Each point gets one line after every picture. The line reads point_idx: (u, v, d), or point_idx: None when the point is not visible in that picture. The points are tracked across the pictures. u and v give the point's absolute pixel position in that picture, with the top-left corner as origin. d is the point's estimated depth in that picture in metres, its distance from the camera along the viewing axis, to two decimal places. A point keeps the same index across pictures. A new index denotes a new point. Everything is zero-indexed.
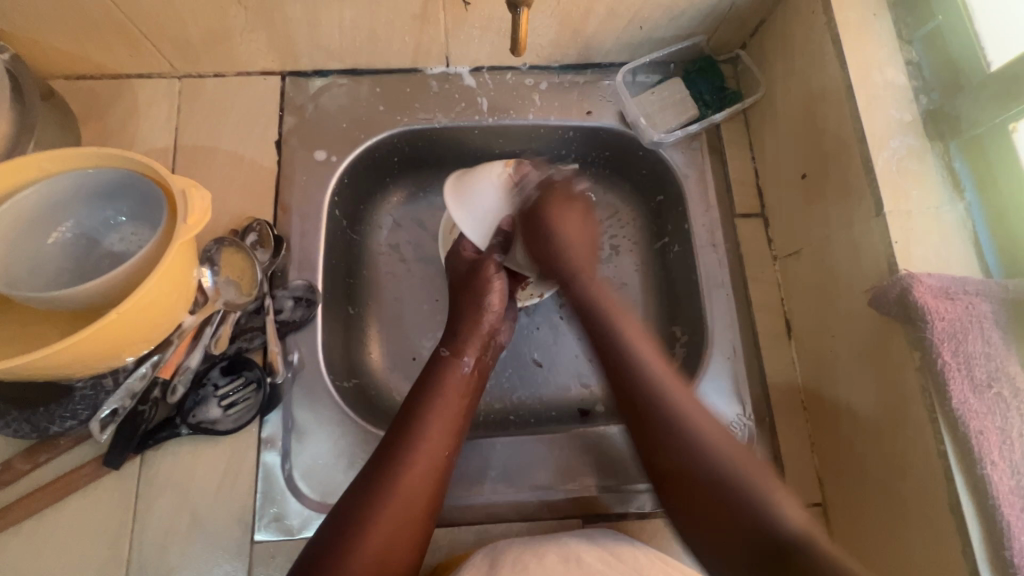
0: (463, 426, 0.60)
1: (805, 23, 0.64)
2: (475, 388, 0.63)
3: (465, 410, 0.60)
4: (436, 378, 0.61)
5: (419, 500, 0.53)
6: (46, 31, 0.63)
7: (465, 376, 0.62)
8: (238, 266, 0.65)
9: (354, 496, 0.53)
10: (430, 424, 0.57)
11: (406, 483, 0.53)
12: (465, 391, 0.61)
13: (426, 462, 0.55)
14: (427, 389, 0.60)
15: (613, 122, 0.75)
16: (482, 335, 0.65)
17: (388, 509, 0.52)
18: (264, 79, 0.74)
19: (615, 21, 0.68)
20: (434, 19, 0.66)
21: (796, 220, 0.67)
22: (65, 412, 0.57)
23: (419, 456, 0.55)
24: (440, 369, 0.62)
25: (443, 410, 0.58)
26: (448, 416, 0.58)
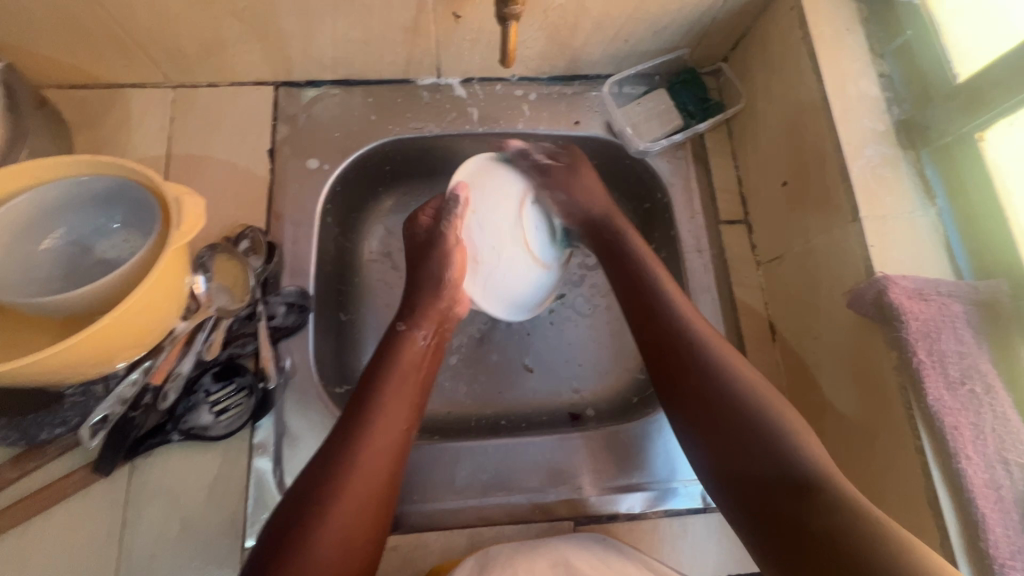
0: (417, 405, 0.59)
1: (783, 36, 0.67)
2: (427, 366, 0.62)
3: (420, 389, 0.60)
4: (391, 357, 0.60)
5: (378, 478, 0.52)
6: (40, 41, 0.64)
7: (420, 355, 0.62)
8: (232, 273, 0.65)
9: (313, 473, 0.51)
10: (386, 402, 0.56)
11: (363, 464, 0.51)
12: (419, 370, 0.61)
13: (382, 444, 0.54)
14: (379, 369, 0.59)
15: (600, 132, 0.77)
16: (438, 308, 0.66)
17: (346, 491, 0.50)
18: (258, 89, 0.75)
19: (602, 34, 0.71)
20: (426, 31, 0.68)
21: (778, 226, 0.69)
22: (54, 419, 0.57)
23: (376, 436, 0.53)
24: (395, 349, 0.61)
25: (397, 388, 0.57)
26: (403, 394, 0.57)
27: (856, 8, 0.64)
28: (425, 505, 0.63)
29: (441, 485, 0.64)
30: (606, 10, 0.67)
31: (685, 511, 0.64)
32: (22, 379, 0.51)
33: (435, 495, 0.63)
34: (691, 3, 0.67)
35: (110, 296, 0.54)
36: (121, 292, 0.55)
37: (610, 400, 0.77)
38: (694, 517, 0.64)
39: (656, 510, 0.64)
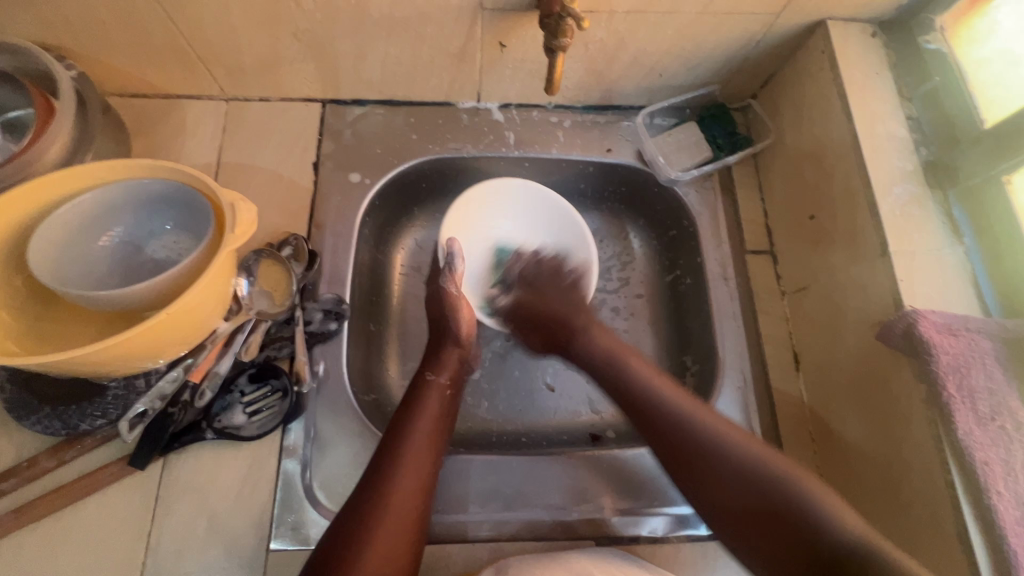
0: (444, 447, 0.61)
1: (811, 77, 0.70)
2: (451, 412, 0.64)
3: (445, 431, 0.62)
4: (414, 406, 0.62)
5: (410, 517, 0.54)
6: (110, 51, 0.68)
7: (445, 401, 0.64)
8: (274, 277, 0.67)
9: (344, 516, 0.52)
10: (415, 448, 0.58)
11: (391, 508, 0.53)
12: (445, 415, 0.63)
13: (410, 489, 0.55)
14: (405, 415, 0.60)
15: (631, 160, 0.80)
16: (453, 355, 0.68)
17: (379, 532, 0.51)
18: (306, 105, 0.79)
19: (639, 67, 0.74)
20: (472, 58, 0.71)
21: (803, 258, 0.71)
22: (95, 411, 0.58)
23: (406, 479, 0.55)
24: (419, 397, 0.62)
25: (427, 432, 0.59)
26: (431, 436, 0.59)
27: (885, 54, 0.67)
28: (447, 515, 0.63)
29: (465, 497, 0.64)
30: (644, 45, 0.70)
31: (707, 537, 0.64)
32: (73, 368, 0.53)
33: (458, 507, 0.64)
34: (725, 43, 0.70)
35: (164, 293, 0.56)
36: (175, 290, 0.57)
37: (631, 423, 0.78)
38: (716, 543, 0.63)
39: (678, 535, 0.64)
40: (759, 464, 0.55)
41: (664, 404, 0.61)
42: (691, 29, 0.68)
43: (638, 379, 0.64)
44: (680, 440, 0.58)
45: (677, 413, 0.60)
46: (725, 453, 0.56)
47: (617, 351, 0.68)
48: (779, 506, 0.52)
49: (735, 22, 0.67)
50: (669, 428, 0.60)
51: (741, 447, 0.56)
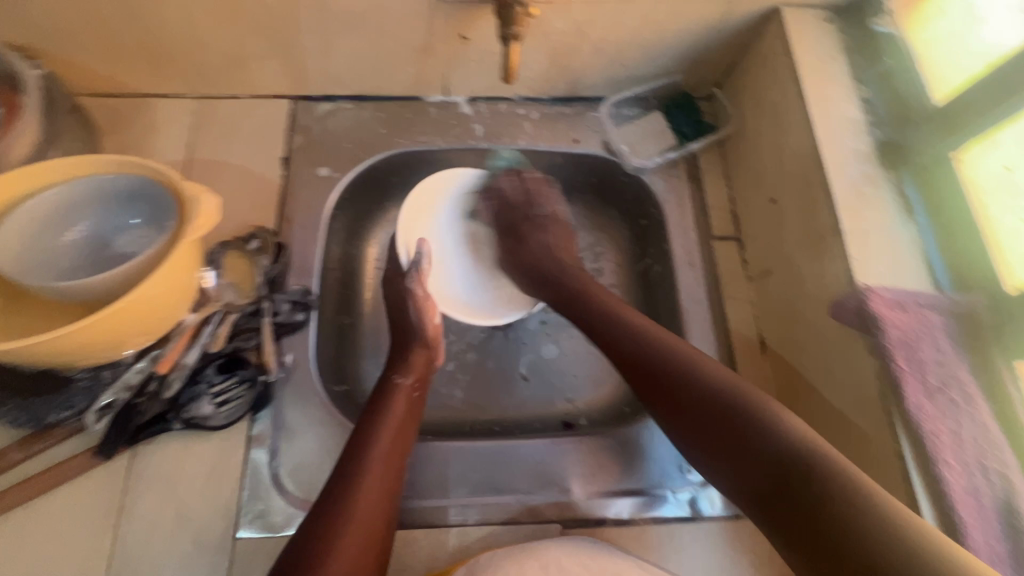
0: (409, 450, 0.60)
1: (769, 62, 0.71)
2: (416, 414, 0.64)
3: (411, 433, 0.61)
4: (383, 405, 0.61)
5: (375, 521, 0.53)
6: (77, 51, 0.69)
7: (413, 401, 0.64)
8: (241, 270, 0.69)
9: (311, 520, 0.51)
10: (382, 451, 0.57)
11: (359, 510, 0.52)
12: (411, 417, 0.62)
13: (380, 487, 0.55)
14: (373, 417, 0.60)
15: (598, 149, 0.81)
16: (419, 357, 0.67)
17: (347, 535, 0.50)
18: (275, 101, 0.80)
19: (601, 57, 0.75)
20: (435, 51, 0.72)
21: (766, 243, 0.72)
22: (62, 404, 0.59)
23: (375, 476, 0.55)
24: (387, 397, 0.62)
25: (393, 434, 0.59)
26: (397, 439, 0.59)
27: (840, 38, 0.68)
28: (415, 501, 0.63)
29: (432, 484, 0.65)
30: (603, 34, 0.71)
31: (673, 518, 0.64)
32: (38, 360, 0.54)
33: (425, 493, 0.64)
34: (684, 31, 0.71)
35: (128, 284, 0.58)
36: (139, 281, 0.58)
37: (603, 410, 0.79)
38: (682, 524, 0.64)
39: (644, 517, 0.64)
40: (724, 377, 0.53)
41: (628, 318, 0.62)
42: (648, 17, 0.69)
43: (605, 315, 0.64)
44: (649, 365, 0.57)
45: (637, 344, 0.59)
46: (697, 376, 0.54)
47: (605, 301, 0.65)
48: (743, 403, 0.50)
49: (691, 9, 0.68)
50: (638, 341, 0.59)
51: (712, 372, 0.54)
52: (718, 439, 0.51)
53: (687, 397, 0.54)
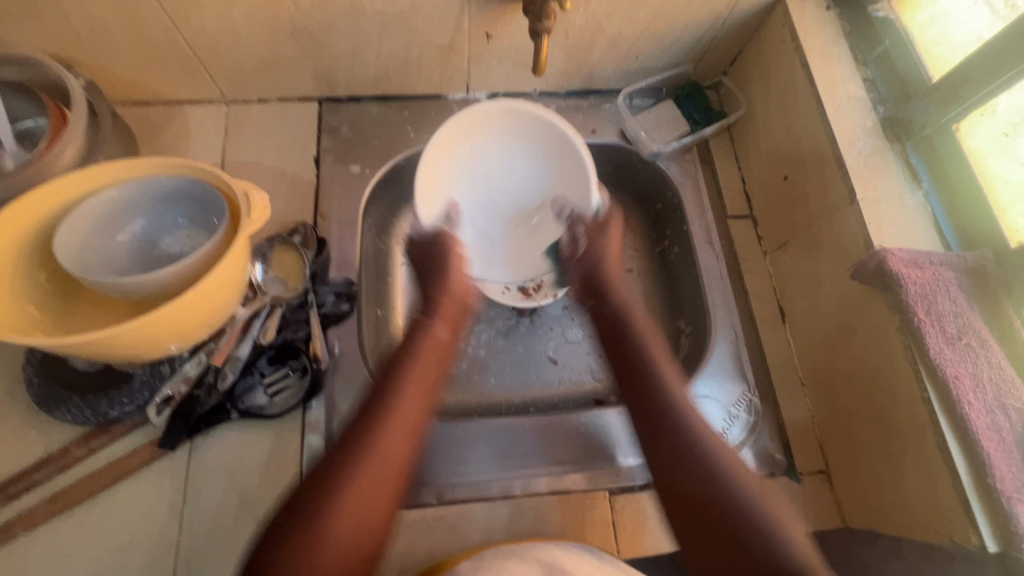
0: (437, 395, 0.58)
1: (775, 49, 0.75)
2: (447, 360, 0.62)
3: (440, 376, 0.59)
4: (411, 352, 0.61)
5: (394, 463, 0.51)
6: (115, 60, 0.71)
7: (440, 346, 0.62)
8: (287, 264, 0.71)
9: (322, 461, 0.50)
10: (406, 392, 0.55)
11: (377, 450, 0.50)
12: (439, 361, 0.61)
13: (399, 435, 0.52)
14: (400, 359, 0.59)
15: (615, 139, 0.85)
16: (450, 303, 0.67)
17: (359, 476, 0.49)
18: (304, 104, 0.82)
19: (616, 50, 0.79)
20: (460, 49, 0.76)
21: (781, 219, 0.77)
22: (123, 398, 0.61)
23: (396, 420, 0.53)
24: (414, 341, 0.62)
25: (418, 377, 0.57)
26: (424, 382, 0.57)
27: (840, 24, 0.73)
28: (467, 476, 0.66)
29: (481, 459, 0.68)
30: (619, 29, 0.75)
31: None
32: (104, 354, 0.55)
33: (478, 469, 0.67)
34: (693, 23, 0.76)
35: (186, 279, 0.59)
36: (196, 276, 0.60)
37: None
38: None
39: None
40: (721, 460, 0.52)
41: (649, 369, 0.61)
42: (661, 11, 0.73)
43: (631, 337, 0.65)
44: (648, 402, 0.58)
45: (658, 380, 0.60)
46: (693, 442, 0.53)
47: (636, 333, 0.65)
48: (736, 530, 0.47)
49: (701, 1, 0.72)
50: (655, 398, 0.58)
51: (680, 401, 0.57)
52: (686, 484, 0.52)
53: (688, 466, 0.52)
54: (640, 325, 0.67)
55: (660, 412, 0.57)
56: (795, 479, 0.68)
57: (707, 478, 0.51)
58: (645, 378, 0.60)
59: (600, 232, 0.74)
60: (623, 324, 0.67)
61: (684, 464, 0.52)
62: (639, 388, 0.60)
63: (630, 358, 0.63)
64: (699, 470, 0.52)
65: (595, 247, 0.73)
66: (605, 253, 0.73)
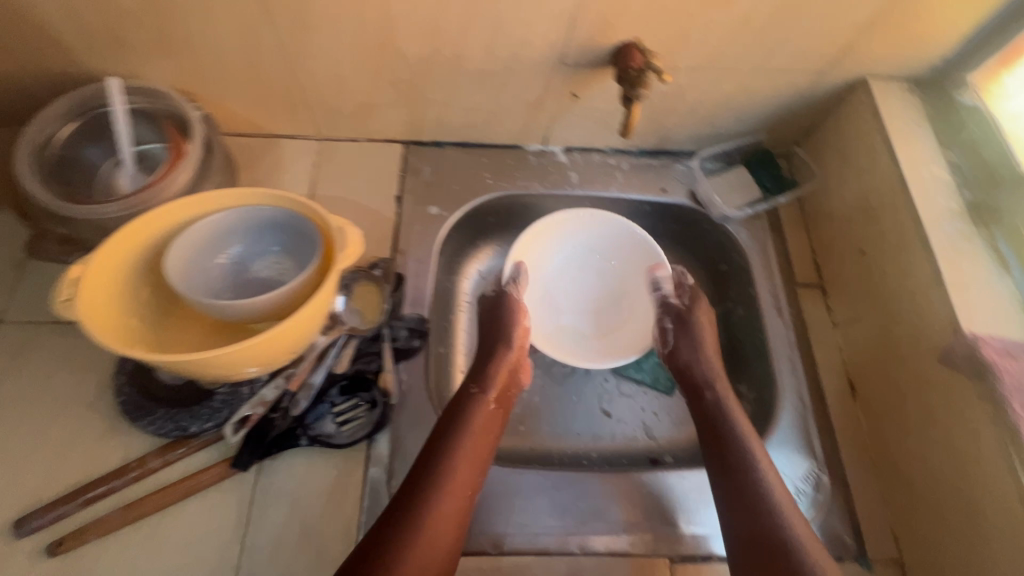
0: (483, 468, 0.63)
1: (854, 126, 0.77)
2: (495, 429, 0.67)
3: (489, 448, 0.64)
4: (462, 420, 0.65)
5: (444, 537, 0.56)
6: (229, 96, 0.77)
7: (490, 416, 0.67)
8: (367, 298, 0.73)
9: (376, 531, 0.55)
10: (457, 467, 0.60)
11: (429, 525, 0.56)
12: (489, 431, 0.66)
13: (452, 512, 0.58)
14: (451, 429, 0.63)
15: (685, 199, 0.87)
16: (501, 372, 0.72)
17: (412, 553, 0.54)
18: (390, 145, 0.87)
19: (694, 116, 0.82)
20: (546, 105, 0.79)
21: (855, 291, 0.76)
22: (203, 414, 0.63)
23: (443, 498, 0.58)
24: (468, 410, 0.66)
25: (469, 449, 0.62)
26: (472, 457, 0.62)
27: (922, 107, 0.74)
28: (526, 527, 0.65)
29: (540, 510, 0.66)
30: (700, 97, 0.78)
31: None
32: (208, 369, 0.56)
33: (535, 521, 0.65)
34: (774, 96, 0.78)
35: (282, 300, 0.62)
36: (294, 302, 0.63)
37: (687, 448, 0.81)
38: None
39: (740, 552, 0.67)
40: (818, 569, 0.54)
41: (747, 460, 0.63)
42: (744, 84, 0.76)
43: (733, 422, 0.67)
44: (750, 500, 0.60)
45: (743, 466, 0.63)
46: (772, 527, 0.58)
47: (720, 420, 0.68)
48: None
49: (785, 77, 0.75)
50: (744, 489, 0.61)
51: (778, 498, 0.60)
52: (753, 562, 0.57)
53: (768, 541, 0.57)
54: (738, 419, 0.68)
55: (757, 505, 0.60)
56: (866, 566, 0.65)
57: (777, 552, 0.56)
58: (738, 470, 0.63)
59: (687, 325, 0.77)
60: (728, 415, 0.68)
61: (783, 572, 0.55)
62: (731, 479, 0.62)
63: (727, 443, 0.65)
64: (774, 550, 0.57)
65: (686, 336, 0.76)
66: (703, 337, 0.76)
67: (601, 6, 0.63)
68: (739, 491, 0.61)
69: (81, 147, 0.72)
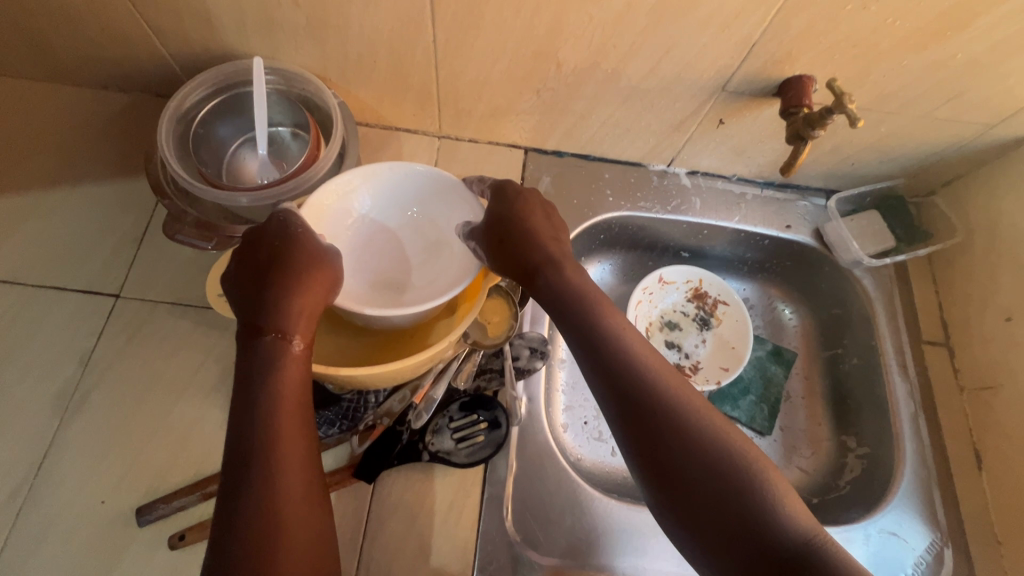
0: (300, 448, 0.46)
1: (1014, 185, 0.73)
2: (303, 378, 0.48)
3: (293, 419, 0.46)
4: (263, 369, 0.47)
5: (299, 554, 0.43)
6: (364, 85, 0.74)
7: (294, 369, 0.48)
8: (492, 309, 0.68)
9: (223, 535, 0.42)
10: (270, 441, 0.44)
11: (270, 535, 0.42)
12: (296, 396, 0.47)
13: (296, 452, 0.45)
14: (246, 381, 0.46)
15: (809, 239, 0.84)
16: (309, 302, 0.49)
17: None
18: (510, 150, 0.84)
19: (837, 154, 0.78)
20: (687, 129, 0.76)
21: (993, 358, 0.73)
22: (328, 419, 0.62)
23: (282, 491, 0.43)
24: (263, 362, 0.47)
25: (287, 418, 0.46)
26: (290, 430, 0.45)
27: None
28: (645, 565, 0.64)
29: (656, 552, 0.65)
30: (853, 137, 0.74)
31: None
32: (238, 368, 0.47)
33: (655, 560, 0.64)
34: (930, 143, 0.74)
35: (321, 252, 0.52)
36: (337, 261, 0.53)
37: None
38: None
39: None
40: None
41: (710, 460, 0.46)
42: (904, 128, 0.72)
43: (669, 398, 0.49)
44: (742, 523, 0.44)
45: (637, 374, 0.50)
46: (730, 490, 0.45)
47: (593, 293, 0.55)
48: None
49: (950, 126, 0.70)
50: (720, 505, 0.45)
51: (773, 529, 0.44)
52: (717, 525, 0.45)
53: (702, 495, 0.46)
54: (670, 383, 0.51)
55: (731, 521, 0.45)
56: None
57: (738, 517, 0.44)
58: (702, 483, 0.46)
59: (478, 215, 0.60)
60: (642, 376, 0.50)
61: None
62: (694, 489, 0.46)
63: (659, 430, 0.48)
64: (728, 506, 0.45)
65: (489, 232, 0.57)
66: (530, 225, 0.58)
67: (790, 39, 0.60)
68: (653, 427, 0.48)
69: (213, 125, 0.70)
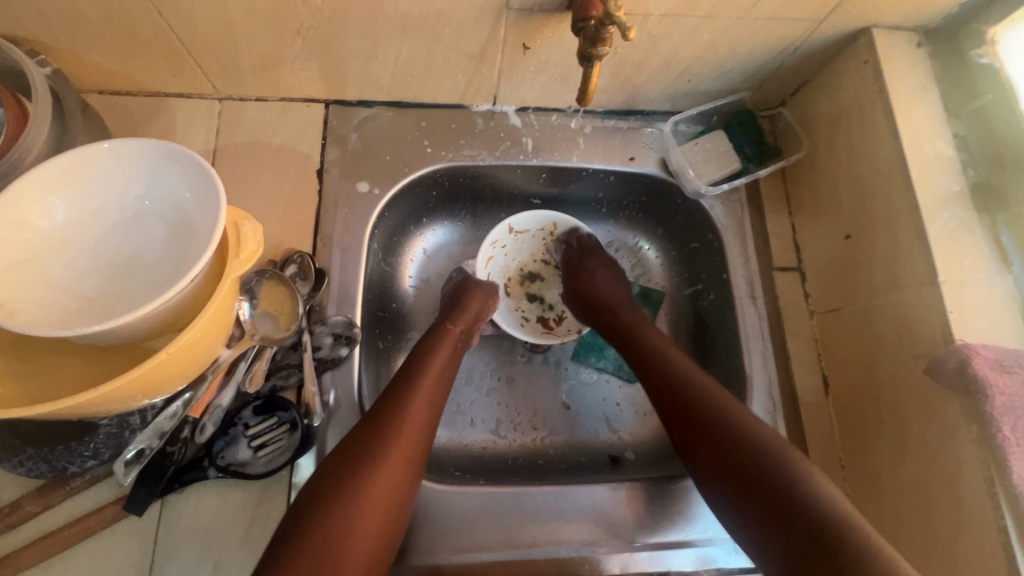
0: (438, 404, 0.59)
1: (852, 86, 0.66)
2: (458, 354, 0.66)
3: (442, 380, 0.61)
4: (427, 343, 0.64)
5: (400, 466, 0.52)
6: (88, 46, 0.61)
7: (456, 344, 0.66)
8: (278, 299, 0.61)
9: (338, 456, 0.51)
10: (411, 386, 0.58)
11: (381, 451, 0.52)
12: (448, 362, 0.63)
13: (420, 397, 0.57)
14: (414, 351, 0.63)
15: (655, 169, 0.76)
16: (475, 307, 0.71)
17: (378, 478, 0.50)
18: (308, 105, 0.72)
19: (668, 71, 0.69)
20: (492, 60, 0.66)
21: (837, 280, 0.68)
22: (85, 452, 0.54)
23: (398, 424, 0.54)
24: (434, 338, 0.65)
25: (429, 371, 0.60)
26: (429, 381, 0.59)
27: (930, 66, 0.64)
28: (474, 552, 0.59)
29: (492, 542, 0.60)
30: (677, 50, 0.65)
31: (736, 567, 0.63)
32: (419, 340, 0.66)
33: (485, 543, 0.60)
34: (761, 49, 0.66)
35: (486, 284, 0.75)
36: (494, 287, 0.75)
37: (650, 444, 0.78)
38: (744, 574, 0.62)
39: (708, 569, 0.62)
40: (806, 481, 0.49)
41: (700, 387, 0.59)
42: (727, 35, 0.63)
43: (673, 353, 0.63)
44: (710, 419, 0.56)
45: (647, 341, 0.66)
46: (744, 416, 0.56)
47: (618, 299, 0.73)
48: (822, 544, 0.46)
49: (776, 27, 0.62)
50: (704, 408, 0.57)
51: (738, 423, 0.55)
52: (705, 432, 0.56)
53: (700, 405, 0.58)
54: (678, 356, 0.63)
55: (719, 422, 0.56)
56: None
57: (756, 460, 0.52)
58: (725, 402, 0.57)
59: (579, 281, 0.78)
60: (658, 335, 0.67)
61: (774, 487, 0.50)
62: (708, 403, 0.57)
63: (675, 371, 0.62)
64: (710, 436, 0.55)
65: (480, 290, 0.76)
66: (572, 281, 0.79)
67: None
68: (666, 370, 0.62)
69: None
